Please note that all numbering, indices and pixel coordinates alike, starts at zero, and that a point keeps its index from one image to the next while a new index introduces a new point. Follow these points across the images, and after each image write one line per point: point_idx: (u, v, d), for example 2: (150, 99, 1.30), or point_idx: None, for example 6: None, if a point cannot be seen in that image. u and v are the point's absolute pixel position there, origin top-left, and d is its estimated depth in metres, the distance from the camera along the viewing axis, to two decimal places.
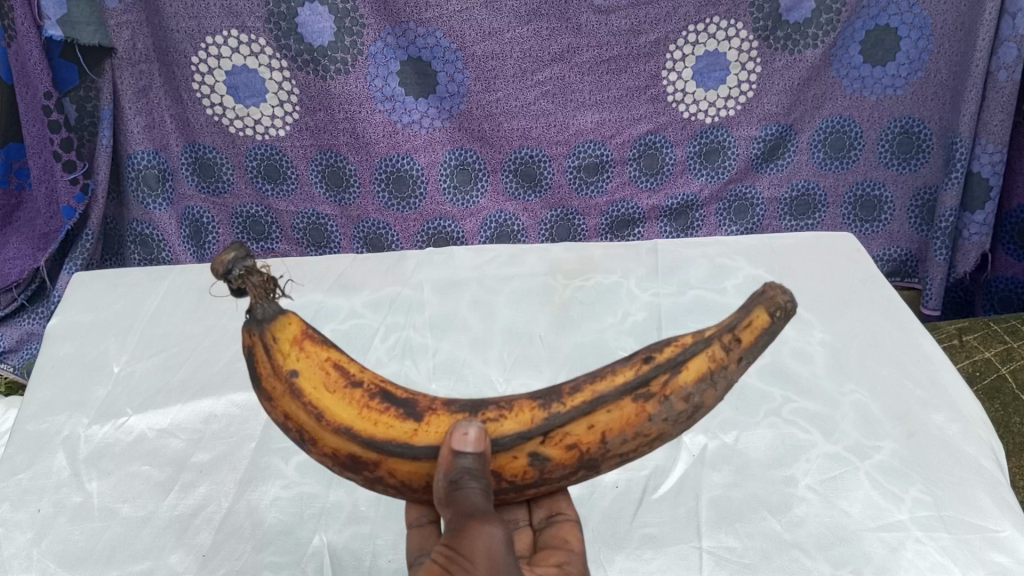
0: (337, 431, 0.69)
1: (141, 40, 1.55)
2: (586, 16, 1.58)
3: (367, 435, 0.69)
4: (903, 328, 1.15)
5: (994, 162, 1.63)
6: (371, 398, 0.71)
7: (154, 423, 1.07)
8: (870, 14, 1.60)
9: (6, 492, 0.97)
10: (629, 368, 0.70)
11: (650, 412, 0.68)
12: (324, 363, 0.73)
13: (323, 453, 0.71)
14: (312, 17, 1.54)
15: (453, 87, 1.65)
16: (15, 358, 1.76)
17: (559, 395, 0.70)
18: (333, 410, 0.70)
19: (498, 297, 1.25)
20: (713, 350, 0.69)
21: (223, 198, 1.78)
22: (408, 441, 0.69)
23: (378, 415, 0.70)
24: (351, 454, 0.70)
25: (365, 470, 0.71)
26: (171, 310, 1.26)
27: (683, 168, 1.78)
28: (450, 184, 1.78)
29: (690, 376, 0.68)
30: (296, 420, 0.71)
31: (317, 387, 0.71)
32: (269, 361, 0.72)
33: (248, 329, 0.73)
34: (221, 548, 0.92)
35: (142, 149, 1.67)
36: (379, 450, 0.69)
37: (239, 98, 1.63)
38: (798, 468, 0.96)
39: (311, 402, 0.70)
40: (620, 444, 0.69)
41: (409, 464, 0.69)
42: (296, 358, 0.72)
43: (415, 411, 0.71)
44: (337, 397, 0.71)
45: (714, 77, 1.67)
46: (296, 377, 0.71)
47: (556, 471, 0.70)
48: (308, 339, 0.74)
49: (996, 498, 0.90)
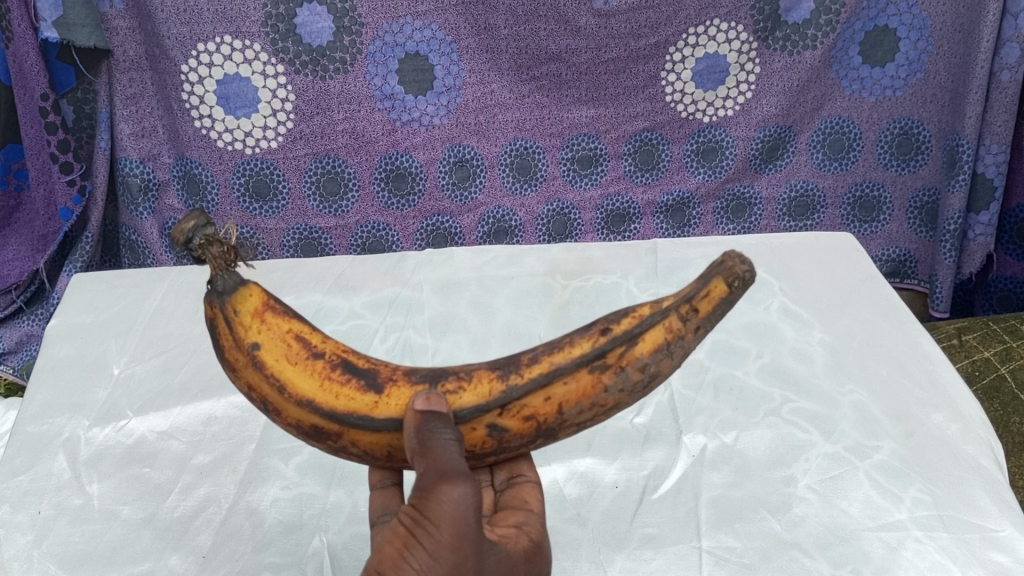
0: (298, 404, 0.69)
1: (133, 47, 1.57)
2: (586, 19, 1.58)
3: (327, 408, 0.68)
4: (903, 328, 1.15)
5: (999, 162, 1.63)
6: (332, 368, 0.71)
7: (155, 425, 1.07)
8: (869, 15, 1.61)
9: (6, 494, 0.97)
10: (586, 339, 0.69)
11: (606, 384, 0.68)
12: (285, 335, 0.72)
13: (287, 422, 0.72)
14: (311, 18, 1.56)
15: (449, 81, 1.66)
16: (15, 360, 1.76)
17: (516, 367, 0.70)
18: (294, 382, 0.70)
19: (498, 297, 1.25)
20: (669, 324, 0.68)
21: (208, 219, 1.77)
22: (369, 413, 0.69)
23: (339, 387, 0.70)
24: (314, 425, 0.70)
25: (329, 440, 0.71)
26: (171, 312, 1.26)
27: (680, 164, 1.79)
28: (449, 180, 1.78)
29: (646, 349, 0.67)
30: (261, 391, 0.71)
31: (278, 360, 0.70)
32: (232, 333, 0.71)
33: (209, 300, 0.72)
34: (221, 549, 0.92)
35: (128, 156, 1.67)
36: (342, 422, 0.69)
37: (229, 109, 1.63)
38: (797, 468, 0.96)
39: (272, 375, 0.70)
40: (577, 413, 0.70)
41: (371, 436, 0.69)
42: (257, 330, 0.71)
43: (377, 382, 0.71)
44: (299, 369, 0.70)
45: (714, 79, 1.67)
46: (257, 350, 0.71)
47: (514, 440, 0.71)
48: (270, 310, 0.73)
49: (995, 498, 0.90)
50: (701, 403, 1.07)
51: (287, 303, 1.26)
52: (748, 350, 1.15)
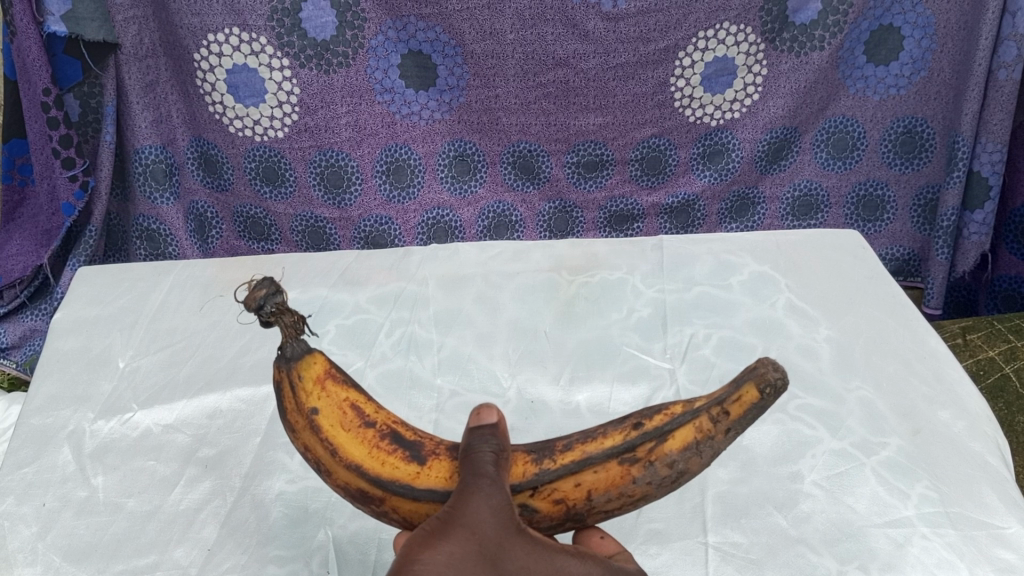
0: (348, 468, 0.71)
1: (147, 36, 1.57)
2: (594, 23, 1.58)
3: (373, 473, 0.70)
4: (908, 325, 1.15)
5: (994, 162, 1.63)
6: (381, 439, 0.73)
7: (160, 418, 1.06)
8: (875, 15, 1.60)
9: (12, 485, 0.97)
10: (619, 432, 0.71)
11: (635, 475, 0.69)
12: (343, 403, 0.75)
13: (338, 486, 0.73)
14: (315, 12, 1.56)
15: (453, 80, 1.65)
16: (17, 355, 1.75)
17: (550, 453, 0.71)
18: (345, 446, 0.72)
19: (503, 293, 1.25)
20: (701, 421, 0.69)
21: (225, 196, 1.78)
22: (410, 483, 0.70)
23: (386, 455, 0.72)
24: (360, 489, 0.71)
25: (371, 503, 0.72)
26: (176, 305, 1.26)
27: (686, 167, 1.78)
28: (448, 174, 1.78)
29: (675, 448, 0.68)
30: (315, 453, 0.73)
31: (334, 425, 0.73)
32: (294, 398, 0.74)
33: (276, 365, 0.76)
34: (226, 542, 0.91)
35: (150, 144, 1.67)
36: (383, 488, 0.70)
37: (239, 97, 1.63)
38: (803, 464, 0.96)
39: (327, 437, 0.72)
40: (605, 503, 0.70)
41: (410, 503, 0.70)
42: (317, 396, 0.74)
43: (421, 456, 0.72)
44: (352, 436, 0.73)
45: (722, 83, 1.67)
46: (316, 414, 0.73)
47: (544, 522, 0.71)
48: (330, 378, 0.76)
49: (1001, 494, 0.90)
50: None
51: (291, 297, 1.26)
52: (753, 347, 1.14)
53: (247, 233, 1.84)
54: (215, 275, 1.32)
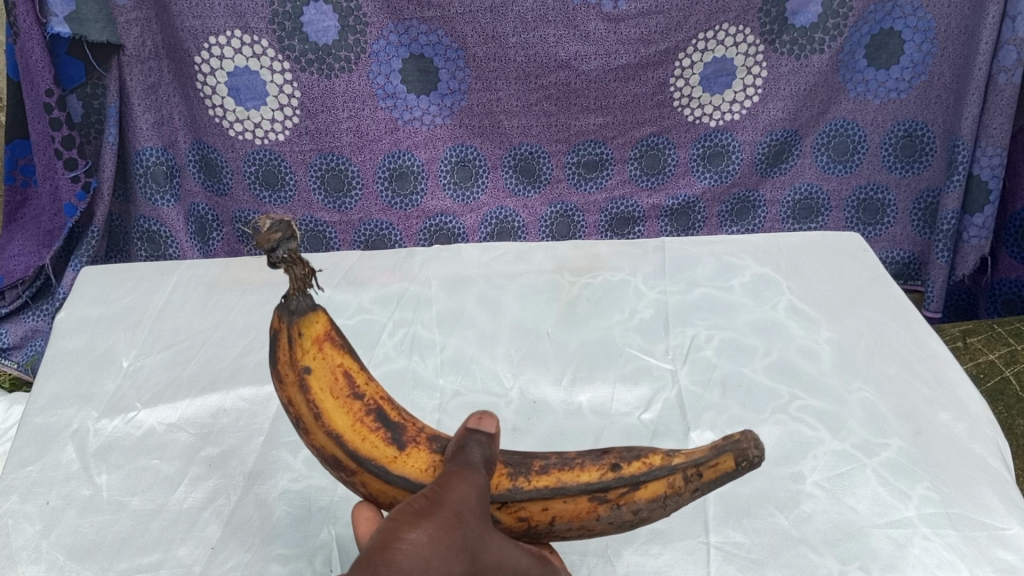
0: (328, 435, 0.72)
1: (150, 38, 1.57)
2: (595, 24, 1.58)
3: (353, 447, 0.72)
4: (910, 327, 1.15)
5: (994, 165, 1.64)
6: (365, 414, 0.74)
7: (163, 417, 1.07)
8: (875, 19, 1.61)
9: (16, 484, 0.98)
10: (597, 469, 0.71)
11: (600, 513, 0.71)
12: (336, 369, 0.75)
13: (310, 444, 0.75)
14: (317, 16, 1.56)
15: (454, 84, 1.66)
16: (19, 355, 1.76)
17: (526, 471, 0.72)
18: (330, 413, 0.73)
19: (506, 294, 1.26)
20: (674, 476, 0.70)
21: (224, 200, 1.78)
22: (387, 466, 0.72)
23: (367, 432, 0.73)
24: (334, 456, 0.73)
25: (342, 471, 0.74)
26: (179, 305, 1.26)
27: (685, 168, 1.79)
28: (450, 180, 1.78)
29: (644, 496, 0.70)
30: (296, 409, 0.74)
31: (323, 389, 0.74)
32: (290, 352, 0.74)
33: (277, 313, 0.75)
34: (230, 540, 0.91)
35: (151, 145, 1.66)
36: (360, 463, 0.72)
37: (240, 100, 1.64)
38: (805, 465, 0.96)
39: (314, 401, 0.73)
40: (564, 528, 0.72)
41: (380, 483, 0.72)
42: (313, 356, 0.74)
43: (401, 440, 0.74)
44: (339, 404, 0.74)
45: (720, 83, 1.68)
46: (308, 375, 0.74)
47: (501, 532, 0.73)
48: (329, 341, 0.76)
49: (1002, 496, 0.90)
50: (709, 399, 1.06)
51: None
52: (755, 348, 1.15)
53: (246, 240, 1.83)
54: (218, 275, 1.32)
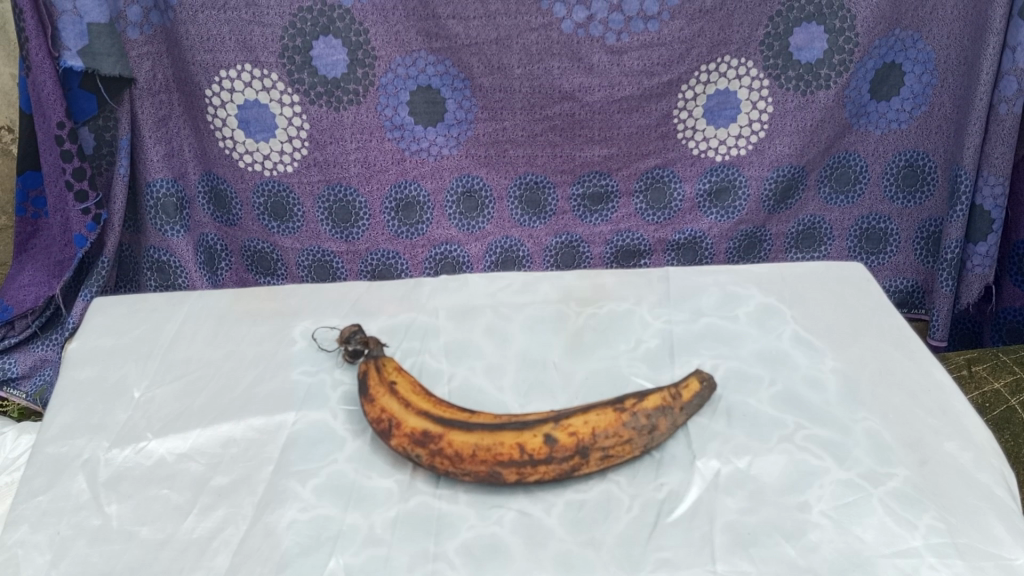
0: (417, 413, 1.05)
1: (162, 71, 1.60)
2: (599, 56, 1.62)
3: (439, 416, 1.04)
4: (914, 358, 1.16)
5: (997, 196, 1.66)
6: (440, 402, 1.08)
7: (173, 447, 1.08)
8: (880, 54, 1.64)
9: (26, 514, 0.98)
10: None
11: None
12: (412, 382, 1.12)
13: (399, 434, 1.02)
14: (326, 50, 1.60)
15: (461, 115, 1.68)
16: (28, 385, 1.77)
17: None
18: (416, 404, 1.06)
19: (512, 324, 1.27)
20: (666, 394, 1.06)
21: (234, 230, 1.79)
22: (466, 423, 1.03)
23: (446, 410, 1.06)
24: (423, 429, 1.02)
25: (428, 444, 1.00)
26: (190, 335, 1.27)
27: (692, 203, 1.79)
28: (456, 211, 1.78)
29: (651, 405, 1.04)
30: (388, 407, 1.06)
31: (408, 392, 1.09)
32: (378, 373, 1.12)
33: (365, 360, 1.15)
34: (239, 570, 0.91)
35: (161, 177, 1.68)
36: (446, 427, 1.02)
37: (250, 132, 1.67)
38: (811, 494, 0.97)
39: (402, 396, 1.08)
40: None
41: (462, 436, 1.00)
42: (394, 373, 1.12)
43: (471, 412, 1.07)
44: (420, 398, 1.08)
45: (726, 116, 1.70)
46: (395, 384, 1.10)
47: None
48: (402, 369, 1.14)
49: (1009, 526, 0.90)
50: (714, 428, 1.07)
51: (304, 328, 1.28)
52: (760, 378, 1.15)
53: (255, 268, 1.84)
54: (229, 305, 1.34)
